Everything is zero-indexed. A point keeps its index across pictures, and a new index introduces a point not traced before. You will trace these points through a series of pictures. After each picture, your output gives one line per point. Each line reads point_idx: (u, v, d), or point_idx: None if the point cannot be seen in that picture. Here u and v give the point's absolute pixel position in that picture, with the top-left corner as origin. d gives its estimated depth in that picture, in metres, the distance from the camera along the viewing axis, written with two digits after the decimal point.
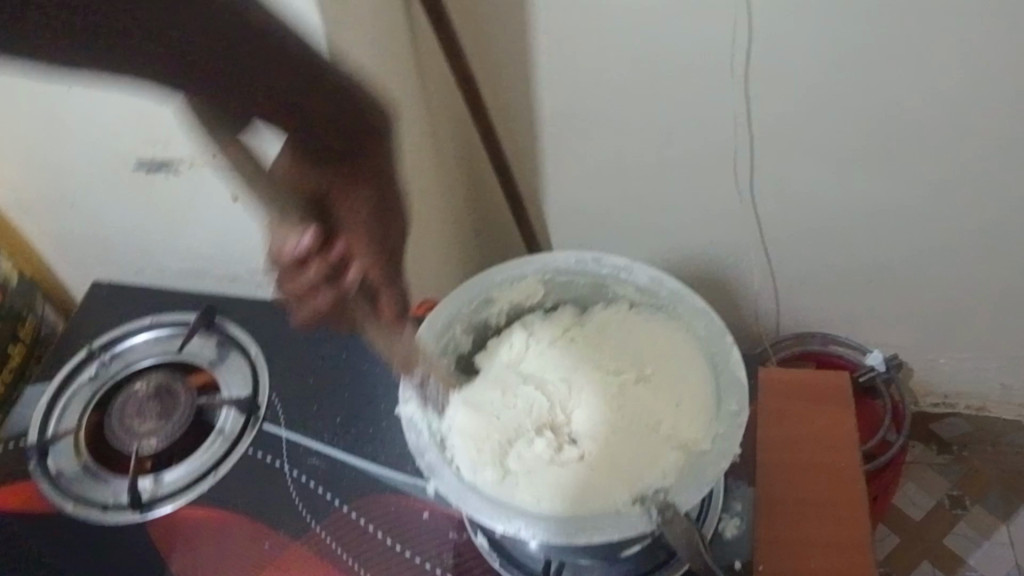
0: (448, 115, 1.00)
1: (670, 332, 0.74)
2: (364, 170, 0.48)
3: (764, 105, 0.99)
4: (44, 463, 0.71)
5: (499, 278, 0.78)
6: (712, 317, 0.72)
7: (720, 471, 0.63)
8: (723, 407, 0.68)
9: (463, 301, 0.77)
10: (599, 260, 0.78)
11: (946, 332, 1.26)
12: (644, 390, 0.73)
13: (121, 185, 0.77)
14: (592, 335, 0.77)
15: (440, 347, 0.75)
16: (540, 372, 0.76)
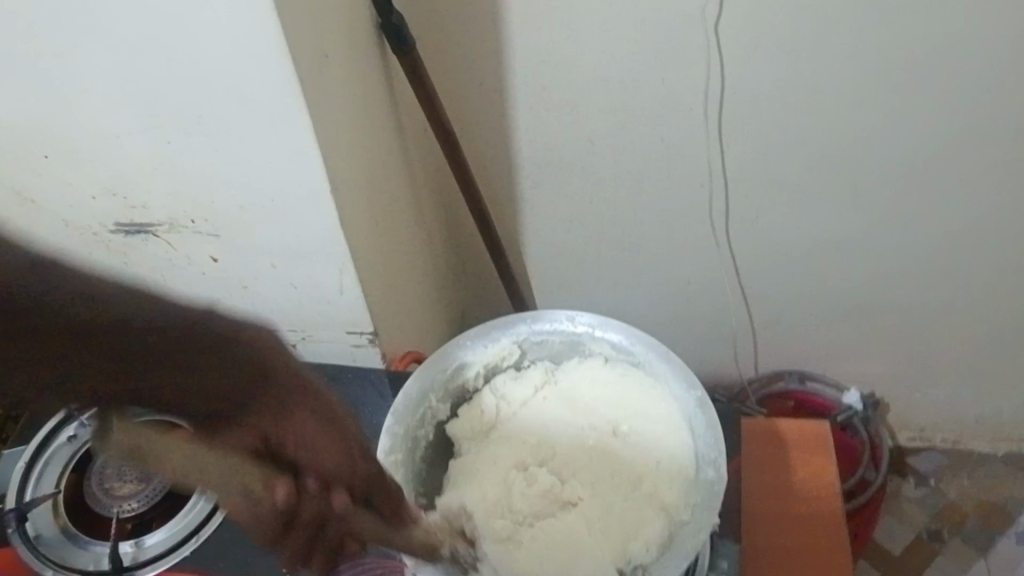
0: (426, 167, 1.00)
1: (646, 392, 0.75)
2: (297, 399, 0.54)
3: (736, 146, 1.01)
4: (23, 529, 0.68)
5: (473, 342, 0.77)
6: (688, 376, 0.72)
7: (698, 543, 0.64)
8: (701, 475, 0.68)
9: (437, 369, 0.76)
10: (574, 319, 0.77)
11: (918, 362, 1.28)
12: (621, 444, 0.74)
13: (100, 248, 0.76)
14: (567, 395, 0.78)
15: (415, 419, 0.74)
16: (517, 433, 0.77)
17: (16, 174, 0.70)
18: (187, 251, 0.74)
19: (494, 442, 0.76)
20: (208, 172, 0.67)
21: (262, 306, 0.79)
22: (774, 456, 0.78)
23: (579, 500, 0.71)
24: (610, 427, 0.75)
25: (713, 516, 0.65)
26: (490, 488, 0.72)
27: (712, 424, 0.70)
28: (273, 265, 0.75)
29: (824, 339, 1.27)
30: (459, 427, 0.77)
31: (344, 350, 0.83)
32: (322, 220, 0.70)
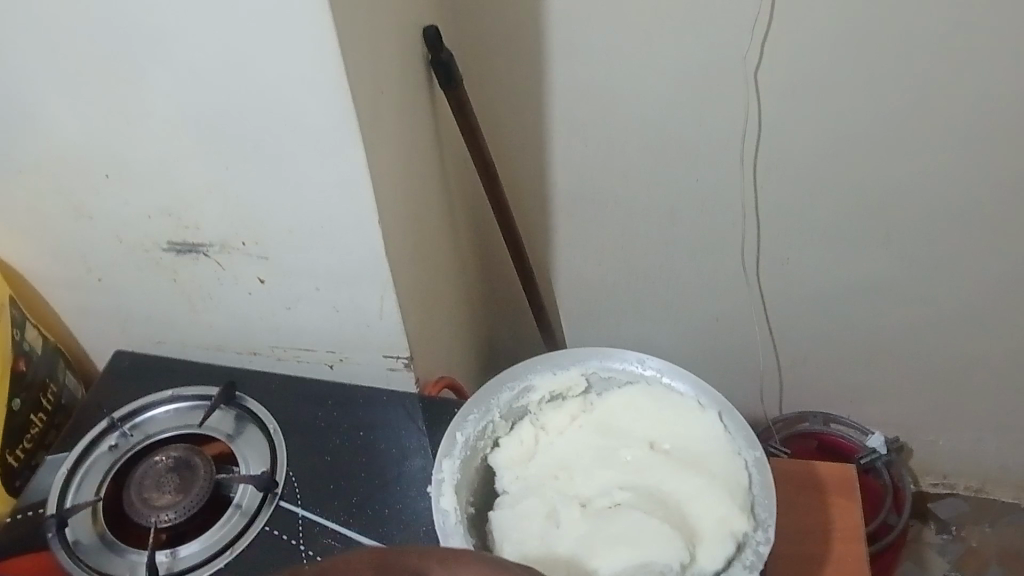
0: (465, 196, 1.03)
1: (704, 436, 0.69)
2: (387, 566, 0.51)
3: (770, 187, 1.03)
4: (63, 534, 0.71)
5: (541, 367, 0.75)
6: (745, 434, 0.69)
7: None
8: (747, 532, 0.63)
9: (502, 388, 0.74)
10: (643, 361, 0.74)
11: (943, 408, 1.28)
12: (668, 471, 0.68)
13: (151, 265, 0.78)
14: (610, 428, 0.73)
15: (477, 429, 0.71)
16: (556, 464, 0.71)
17: (78, 189, 0.73)
18: (235, 272, 0.77)
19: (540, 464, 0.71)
20: (262, 196, 0.69)
21: (302, 327, 0.81)
22: (803, 500, 0.78)
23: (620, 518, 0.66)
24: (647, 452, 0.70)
25: (753, 571, 0.60)
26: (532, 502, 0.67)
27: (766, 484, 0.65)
28: (318, 288, 0.77)
29: (851, 382, 1.28)
30: (504, 452, 0.71)
31: (379, 372, 0.85)
32: (368, 248, 0.72)
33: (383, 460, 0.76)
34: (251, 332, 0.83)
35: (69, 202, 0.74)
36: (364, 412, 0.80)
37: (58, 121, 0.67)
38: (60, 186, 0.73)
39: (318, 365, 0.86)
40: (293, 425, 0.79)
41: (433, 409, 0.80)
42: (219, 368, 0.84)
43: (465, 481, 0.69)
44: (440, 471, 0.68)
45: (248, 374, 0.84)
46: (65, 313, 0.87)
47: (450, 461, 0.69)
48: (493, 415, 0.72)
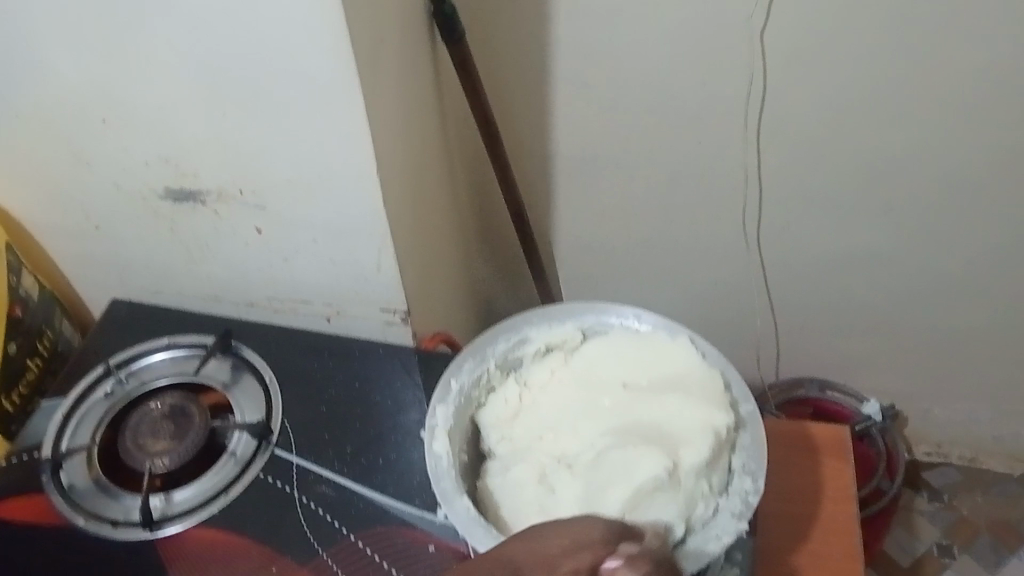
0: (466, 153, 1.02)
1: (694, 378, 0.68)
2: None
3: (773, 153, 1.02)
4: (57, 478, 0.71)
5: (538, 320, 0.74)
6: (741, 390, 0.69)
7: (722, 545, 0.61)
8: (735, 485, 0.64)
9: (498, 337, 0.73)
10: (639, 317, 0.74)
11: (938, 380, 1.29)
12: (655, 407, 0.67)
13: (148, 213, 0.78)
14: (590, 372, 0.71)
15: (471, 378, 0.71)
16: (540, 421, 0.69)
17: (75, 134, 0.72)
18: (233, 221, 0.76)
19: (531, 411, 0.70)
20: (258, 143, 0.68)
21: (299, 279, 0.81)
22: (795, 461, 0.79)
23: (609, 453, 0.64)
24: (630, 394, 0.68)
25: (740, 523, 0.62)
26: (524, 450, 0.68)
27: (757, 442, 0.66)
28: (315, 240, 0.76)
29: (848, 351, 1.27)
30: (490, 413, 0.70)
31: (376, 327, 0.85)
32: (364, 201, 0.71)
33: (378, 413, 0.77)
34: (247, 283, 0.83)
35: (66, 146, 0.73)
36: (360, 366, 0.80)
37: (54, 64, 0.66)
38: (56, 130, 0.72)
39: (315, 318, 0.86)
40: (288, 375, 0.79)
41: (428, 364, 0.80)
42: (215, 319, 0.84)
43: (459, 428, 0.69)
44: (433, 417, 0.68)
45: (245, 325, 0.83)
46: (62, 261, 0.86)
47: (444, 407, 0.69)
48: (488, 364, 0.72)
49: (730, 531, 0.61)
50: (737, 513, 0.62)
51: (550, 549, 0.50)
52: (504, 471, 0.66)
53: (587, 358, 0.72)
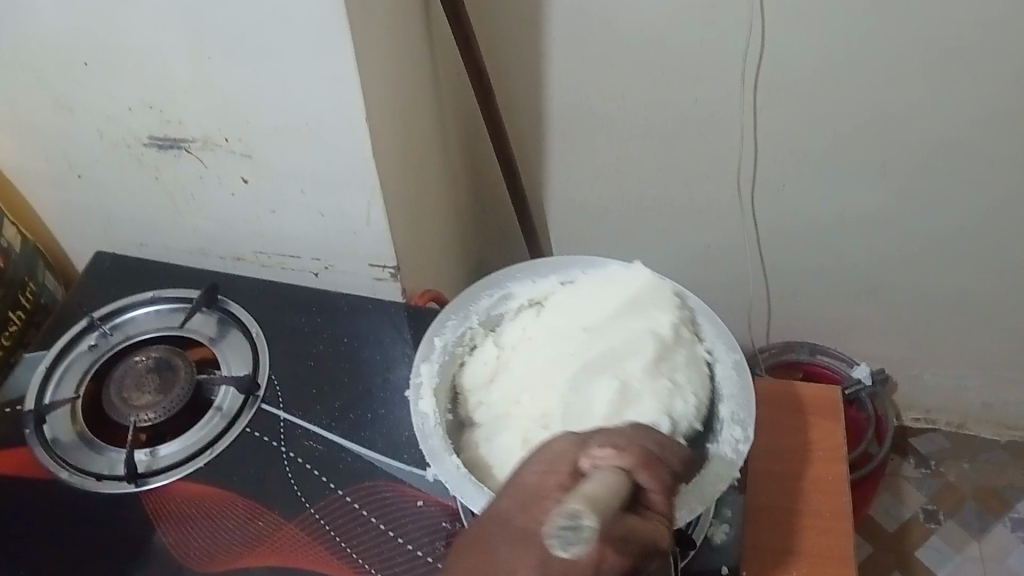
0: (458, 108, 1.00)
1: (651, 301, 0.67)
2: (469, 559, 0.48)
3: (768, 114, 1.00)
4: (41, 430, 0.70)
5: (521, 275, 0.73)
6: (726, 338, 0.68)
7: (718, 494, 0.59)
8: (725, 433, 0.63)
9: (481, 293, 0.72)
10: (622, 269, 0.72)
11: (928, 346, 1.29)
12: (619, 335, 0.65)
13: (132, 162, 0.76)
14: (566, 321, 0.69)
15: (455, 335, 0.70)
16: (523, 376, 0.66)
17: (56, 78, 0.70)
18: (218, 170, 0.75)
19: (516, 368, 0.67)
20: (244, 88, 0.66)
21: (287, 232, 0.80)
22: (787, 421, 0.78)
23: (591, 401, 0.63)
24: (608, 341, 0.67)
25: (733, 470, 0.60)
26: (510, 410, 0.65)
27: (745, 389, 0.65)
28: (303, 192, 0.75)
29: (840, 316, 1.27)
30: (471, 372, 0.68)
31: (365, 283, 0.84)
32: (354, 153, 0.70)
33: (367, 369, 0.76)
34: (233, 236, 0.82)
35: (47, 91, 0.71)
36: (349, 322, 0.79)
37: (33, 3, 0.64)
38: (37, 74, 0.70)
39: (304, 274, 0.84)
40: (276, 330, 0.78)
41: (418, 321, 0.79)
42: (202, 273, 0.83)
43: (445, 385, 0.68)
44: (418, 375, 0.67)
45: (232, 279, 0.82)
46: (44, 212, 0.85)
47: (428, 365, 0.68)
48: (471, 321, 0.70)
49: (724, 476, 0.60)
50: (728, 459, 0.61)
51: (532, 485, 0.49)
52: (490, 437, 0.64)
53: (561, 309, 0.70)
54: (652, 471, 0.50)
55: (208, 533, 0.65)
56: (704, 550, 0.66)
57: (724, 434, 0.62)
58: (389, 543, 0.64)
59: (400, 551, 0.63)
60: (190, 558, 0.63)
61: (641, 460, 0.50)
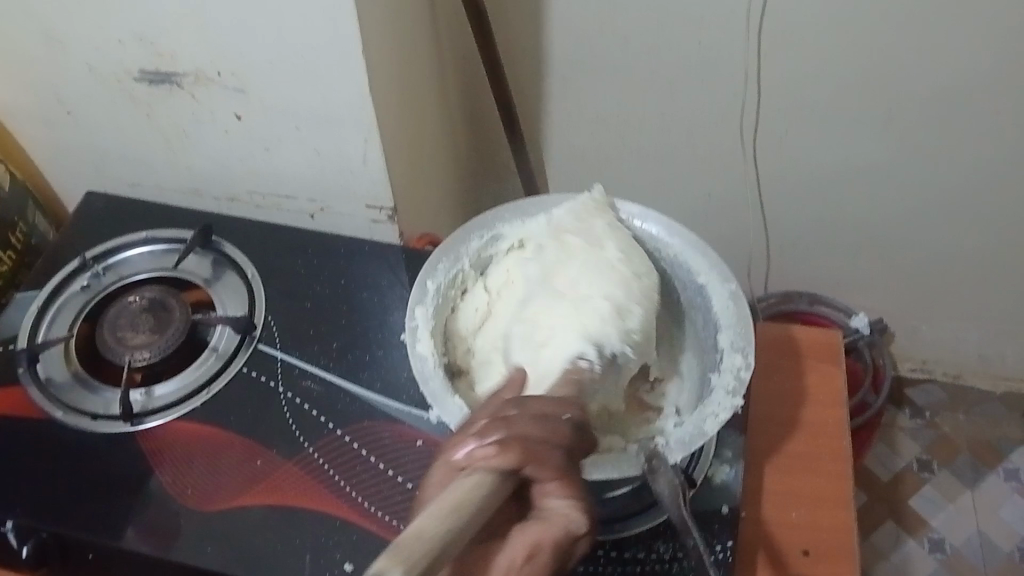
0: (455, 48, 0.98)
1: (586, 227, 0.65)
2: None
3: (774, 59, 0.98)
4: (34, 370, 0.69)
5: (510, 212, 0.69)
6: (720, 269, 0.64)
7: (720, 424, 0.56)
8: (725, 363, 0.61)
9: (473, 233, 0.68)
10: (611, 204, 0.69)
11: (927, 298, 1.28)
12: (557, 271, 0.64)
13: (123, 97, 0.74)
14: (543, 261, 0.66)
15: (447, 277, 0.66)
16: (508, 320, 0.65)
17: (41, 6, 0.68)
18: (212, 105, 0.73)
19: (505, 312, 0.66)
20: (238, 20, 0.64)
21: (282, 171, 0.78)
22: (786, 366, 0.77)
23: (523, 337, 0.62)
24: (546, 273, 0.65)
25: (735, 399, 0.58)
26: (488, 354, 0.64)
27: (741, 319, 0.62)
28: (298, 129, 0.73)
29: (840, 266, 1.26)
30: (463, 319, 0.67)
31: (362, 224, 0.82)
32: (351, 87, 0.68)
33: (365, 310, 0.75)
34: (228, 174, 0.80)
35: (33, 21, 0.69)
36: (346, 263, 0.78)
37: None
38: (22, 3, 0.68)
39: (300, 214, 0.83)
40: (272, 270, 0.77)
41: (416, 264, 0.78)
42: (196, 213, 0.82)
43: (440, 330, 0.65)
44: (412, 319, 0.64)
45: (226, 220, 0.81)
46: (33, 149, 0.83)
47: (423, 308, 0.64)
48: (463, 263, 0.67)
49: (726, 407, 0.58)
50: (731, 390, 0.59)
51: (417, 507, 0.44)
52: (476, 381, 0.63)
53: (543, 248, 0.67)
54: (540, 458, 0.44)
55: (207, 473, 0.64)
56: (705, 488, 0.66)
57: (725, 364, 0.60)
58: (389, 481, 0.64)
59: (400, 490, 0.63)
60: (188, 499, 0.63)
61: (521, 451, 0.44)
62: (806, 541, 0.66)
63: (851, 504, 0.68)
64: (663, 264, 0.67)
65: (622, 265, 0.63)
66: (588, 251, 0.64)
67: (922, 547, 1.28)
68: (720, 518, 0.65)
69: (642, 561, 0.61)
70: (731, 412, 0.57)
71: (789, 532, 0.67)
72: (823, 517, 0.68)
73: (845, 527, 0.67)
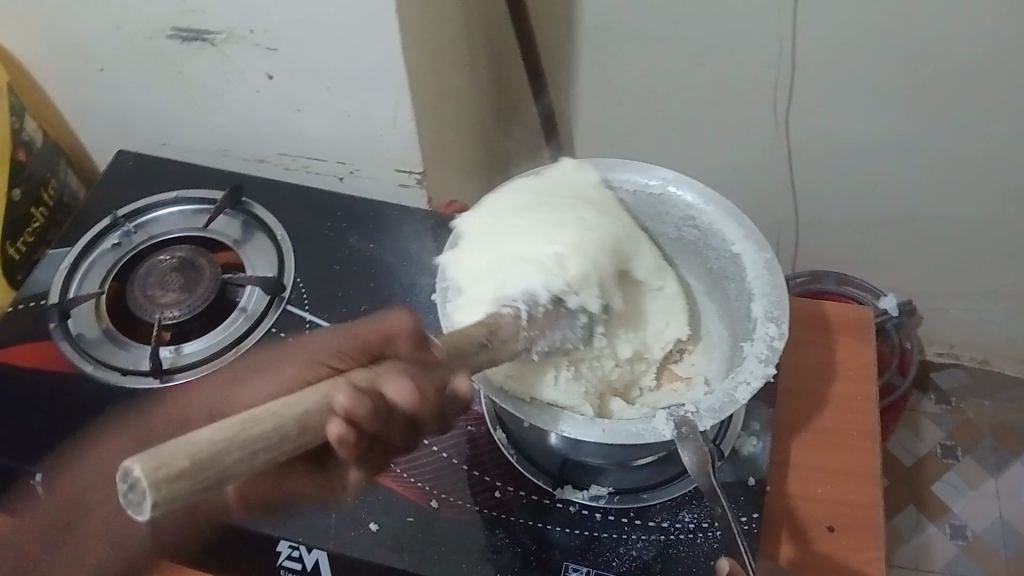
0: (485, 14, 0.97)
1: (557, 186, 0.66)
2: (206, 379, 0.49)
3: (808, 32, 0.97)
4: (65, 326, 0.70)
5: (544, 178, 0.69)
6: (755, 236, 0.63)
7: (752, 392, 0.56)
8: (759, 331, 0.60)
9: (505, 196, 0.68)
10: (645, 171, 0.68)
11: (956, 280, 1.27)
12: (487, 229, 0.64)
13: (153, 54, 0.74)
14: (526, 210, 0.64)
15: None
16: (487, 263, 0.62)
17: None
18: (243, 64, 0.72)
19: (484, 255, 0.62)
20: None
21: (312, 133, 0.78)
22: (815, 339, 0.77)
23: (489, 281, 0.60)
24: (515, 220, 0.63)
25: (768, 367, 0.57)
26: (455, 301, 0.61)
27: (777, 287, 0.61)
28: (329, 90, 0.72)
29: (868, 246, 1.25)
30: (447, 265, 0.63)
31: (390, 188, 0.82)
32: (383, 48, 0.67)
33: (392, 273, 0.75)
34: (256, 136, 0.80)
35: None
36: (373, 227, 0.78)
37: None
38: None
39: (328, 177, 0.83)
40: (301, 233, 0.77)
41: (443, 229, 0.78)
42: (226, 174, 0.82)
43: None
44: (444, 279, 0.63)
45: (256, 181, 0.81)
46: (64, 107, 0.83)
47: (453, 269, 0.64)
48: None
49: (759, 375, 0.57)
50: (764, 358, 0.58)
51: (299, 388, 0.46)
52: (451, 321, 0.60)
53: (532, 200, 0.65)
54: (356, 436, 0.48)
55: None
56: (731, 460, 0.66)
57: (758, 332, 0.59)
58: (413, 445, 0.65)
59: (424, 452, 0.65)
60: None
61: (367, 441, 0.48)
62: (831, 517, 0.66)
63: (879, 480, 0.68)
64: (700, 230, 0.67)
65: (583, 218, 0.63)
66: (529, 210, 0.64)
67: (942, 533, 1.27)
68: (746, 489, 0.65)
69: (667, 529, 0.61)
70: (763, 380, 0.56)
71: (814, 508, 0.66)
72: (850, 492, 0.67)
73: (873, 504, 0.66)
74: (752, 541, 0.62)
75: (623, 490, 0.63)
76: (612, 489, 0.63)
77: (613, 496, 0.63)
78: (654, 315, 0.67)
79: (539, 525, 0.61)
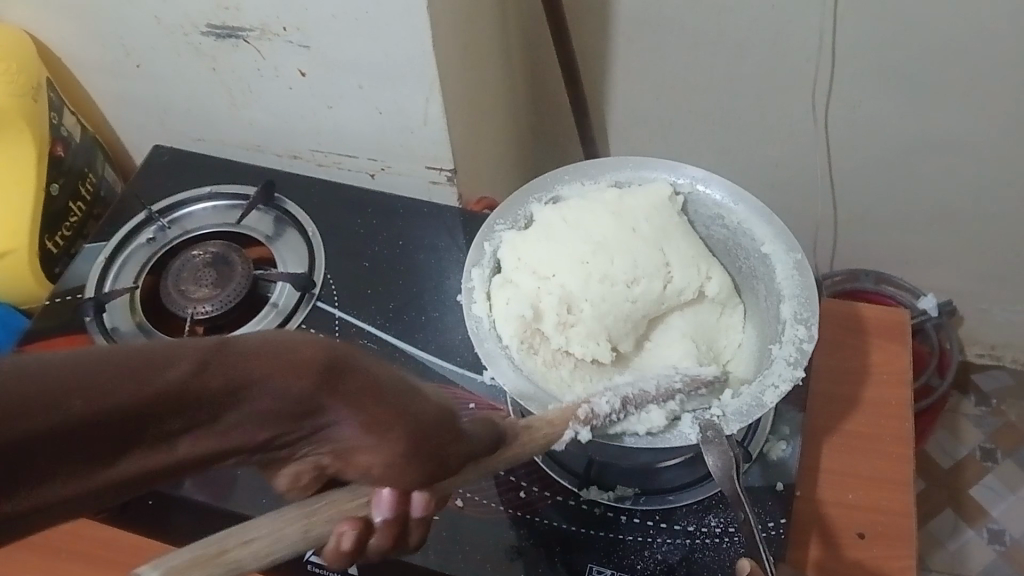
0: (520, 9, 0.97)
1: (624, 202, 0.66)
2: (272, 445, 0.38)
3: (849, 27, 0.95)
4: (100, 319, 0.70)
5: (587, 180, 0.68)
6: (787, 238, 0.62)
7: (780, 396, 0.55)
8: (788, 333, 0.59)
9: (537, 196, 0.67)
10: (675, 169, 0.68)
11: (999, 281, 1.24)
12: (565, 225, 0.65)
13: (188, 49, 0.74)
14: (595, 227, 0.65)
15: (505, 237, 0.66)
16: (548, 276, 0.64)
17: None
18: (277, 61, 0.73)
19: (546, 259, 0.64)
20: None
21: (343, 129, 0.78)
22: (845, 342, 0.75)
23: (541, 296, 0.63)
24: (587, 243, 0.64)
25: (797, 370, 0.56)
26: (513, 291, 0.63)
27: (807, 288, 0.60)
28: (360, 86, 0.72)
29: (908, 245, 1.22)
30: (506, 246, 0.65)
31: (421, 185, 0.82)
32: (415, 45, 0.67)
33: (422, 271, 0.75)
34: (291, 134, 0.81)
35: None
36: (403, 225, 0.78)
37: None
38: None
39: (359, 173, 0.83)
40: (332, 229, 0.78)
41: (472, 226, 0.78)
42: (259, 169, 0.83)
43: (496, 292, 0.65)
44: (478, 260, 0.64)
45: (289, 178, 0.82)
46: (103, 102, 0.85)
47: (479, 269, 0.64)
48: (519, 226, 0.66)
49: (787, 378, 0.56)
50: (793, 360, 0.57)
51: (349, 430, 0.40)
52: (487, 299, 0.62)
53: (607, 210, 0.65)
54: (354, 461, 0.40)
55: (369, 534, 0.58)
56: (760, 464, 0.66)
57: (786, 334, 0.58)
58: None
59: None
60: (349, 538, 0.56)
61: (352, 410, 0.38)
62: (861, 523, 0.65)
63: (913, 488, 0.66)
64: (729, 229, 0.66)
65: (651, 276, 0.63)
66: (589, 233, 0.65)
67: (980, 537, 1.25)
68: (774, 494, 0.64)
69: (693, 533, 0.60)
70: (792, 383, 0.55)
71: (844, 515, 0.65)
72: (880, 497, 0.66)
73: (905, 512, 0.65)
74: (779, 547, 0.61)
75: (649, 491, 0.62)
76: (638, 490, 0.63)
77: (638, 497, 0.62)
78: (723, 335, 0.65)
79: (562, 527, 0.61)
